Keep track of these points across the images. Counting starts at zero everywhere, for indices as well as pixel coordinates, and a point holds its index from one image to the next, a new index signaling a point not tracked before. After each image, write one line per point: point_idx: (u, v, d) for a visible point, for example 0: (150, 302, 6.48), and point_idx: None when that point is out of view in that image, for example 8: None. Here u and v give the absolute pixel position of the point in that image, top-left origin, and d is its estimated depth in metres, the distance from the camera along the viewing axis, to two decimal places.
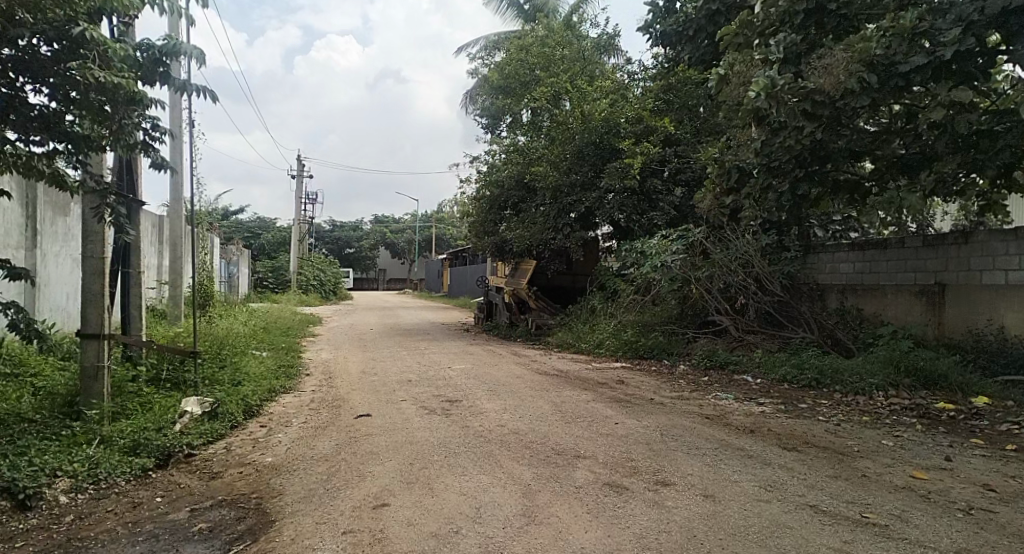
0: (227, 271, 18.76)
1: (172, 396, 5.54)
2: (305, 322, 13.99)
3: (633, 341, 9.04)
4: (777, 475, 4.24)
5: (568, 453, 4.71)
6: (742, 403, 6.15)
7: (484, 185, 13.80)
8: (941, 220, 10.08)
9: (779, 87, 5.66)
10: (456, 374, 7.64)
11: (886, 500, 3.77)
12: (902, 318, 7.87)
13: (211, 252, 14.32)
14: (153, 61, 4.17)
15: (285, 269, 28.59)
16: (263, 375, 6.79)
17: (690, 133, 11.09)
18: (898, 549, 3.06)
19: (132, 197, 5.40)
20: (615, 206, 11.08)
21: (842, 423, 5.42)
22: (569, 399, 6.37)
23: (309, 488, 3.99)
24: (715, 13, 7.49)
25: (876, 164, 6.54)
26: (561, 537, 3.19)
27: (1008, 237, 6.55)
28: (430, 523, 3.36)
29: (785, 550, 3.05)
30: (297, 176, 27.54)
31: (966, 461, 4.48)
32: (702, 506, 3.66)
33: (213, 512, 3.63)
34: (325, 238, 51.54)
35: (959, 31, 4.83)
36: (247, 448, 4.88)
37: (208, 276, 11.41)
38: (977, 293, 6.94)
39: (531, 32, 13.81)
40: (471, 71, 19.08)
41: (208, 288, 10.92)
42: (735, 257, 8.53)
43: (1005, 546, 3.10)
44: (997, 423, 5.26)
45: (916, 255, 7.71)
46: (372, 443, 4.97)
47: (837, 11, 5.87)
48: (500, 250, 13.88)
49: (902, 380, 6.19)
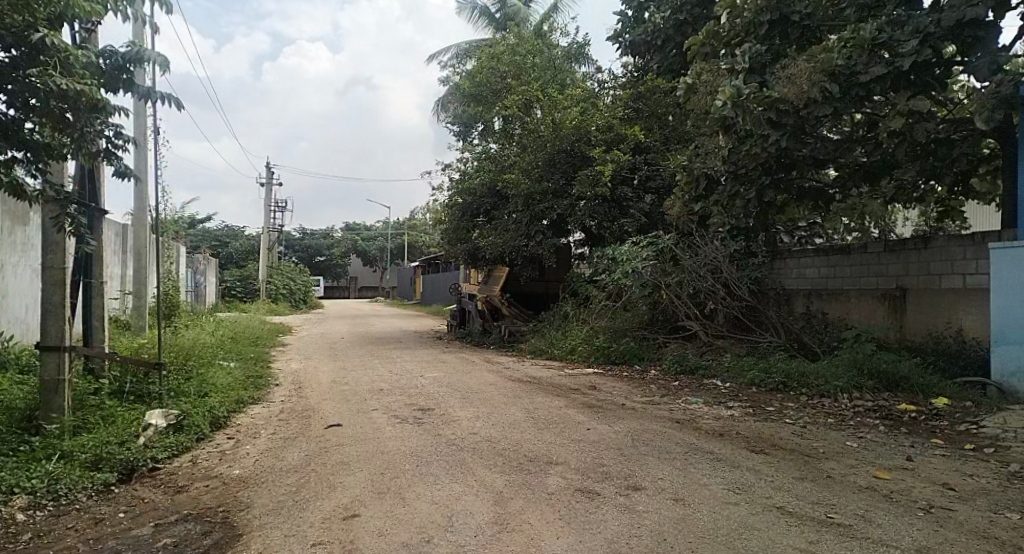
0: (193, 280, 18.38)
1: (135, 408, 5.41)
2: (275, 332, 13.73)
3: (605, 347, 9.12)
4: (745, 478, 4.31)
5: (540, 460, 4.72)
6: (712, 407, 6.22)
7: (456, 192, 13.61)
8: (903, 227, 10.42)
9: (744, 95, 5.80)
10: (428, 383, 7.57)
11: (850, 500, 3.84)
12: (865, 322, 8.03)
13: (175, 261, 13.99)
14: (116, 68, 4.20)
15: (253, 278, 28.03)
16: (230, 386, 6.67)
17: (659, 141, 11.22)
18: (861, 549, 3.12)
19: (95, 207, 5.31)
20: (586, 213, 11.03)
21: (808, 425, 5.53)
22: (541, 406, 6.38)
23: (278, 500, 3.93)
24: (683, 23, 7.65)
25: (838, 172, 6.70)
26: (534, 543, 3.21)
27: (965, 242, 6.75)
28: (402, 534, 3.34)
29: (753, 551, 3.09)
30: (266, 184, 27.15)
31: (927, 460, 4.60)
32: (672, 510, 3.70)
33: (176, 527, 3.56)
34: (299, 246, 50.80)
35: (916, 43, 5.06)
36: (214, 461, 4.80)
37: (174, 286, 11.17)
38: (936, 297, 7.11)
39: (502, 41, 13.78)
40: (442, 79, 19.00)
41: (174, 299, 10.69)
42: (703, 264, 8.68)
43: (964, 543, 3.19)
44: (956, 424, 5.40)
45: (878, 260, 7.94)
46: (343, 453, 4.92)
47: (800, 22, 6.07)
48: (473, 257, 13.71)
49: (866, 382, 6.32)
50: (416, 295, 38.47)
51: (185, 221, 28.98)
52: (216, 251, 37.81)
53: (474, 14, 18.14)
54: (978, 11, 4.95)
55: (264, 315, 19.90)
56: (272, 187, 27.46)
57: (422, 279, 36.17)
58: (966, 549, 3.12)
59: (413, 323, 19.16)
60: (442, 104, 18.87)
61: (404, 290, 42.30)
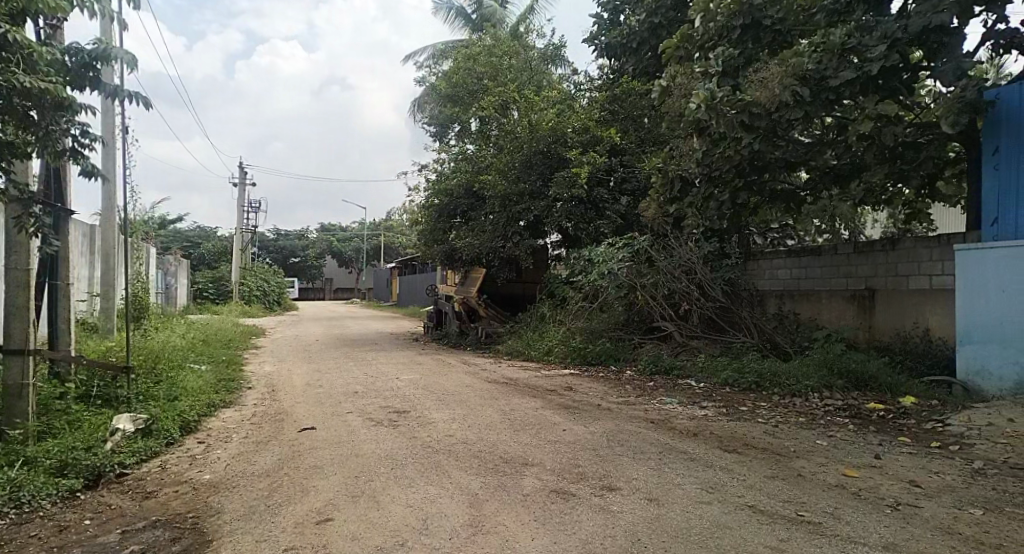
0: (163, 281, 18.03)
1: (102, 413, 5.30)
2: (248, 334, 13.50)
3: (582, 348, 9.17)
4: (718, 477, 4.35)
5: (515, 461, 4.72)
6: (686, 407, 6.28)
7: (432, 193, 13.44)
8: (873, 228, 10.64)
9: (717, 99, 5.85)
10: (403, 385, 7.53)
11: (820, 498, 3.90)
12: (835, 322, 8.17)
13: (145, 262, 13.69)
14: (82, 66, 4.11)
15: (225, 279, 27.57)
16: (200, 390, 6.56)
17: (635, 143, 11.29)
18: (829, 546, 3.17)
19: (60, 206, 5.21)
20: (563, 215, 11.12)
21: (780, 424, 5.61)
22: (517, 407, 6.38)
23: (249, 505, 3.88)
24: (658, 26, 7.71)
25: (809, 175, 6.81)
26: (509, 545, 3.21)
27: (932, 244, 6.90)
28: (375, 537, 3.32)
29: (725, 550, 3.13)
30: (239, 185, 26.76)
31: (894, 459, 4.69)
32: (646, 510, 3.72)
33: (144, 533, 3.49)
34: (274, 247, 50.15)
35: (883, 48, 5.17)
36: (184, 466, 4.73)
37: (143, 289, 10.94)
38: (904, 298, 7.25)
39: (478, 42, 13.76)
40: (418, 79, 18.93)
41: (143, 301, 10.48)
42: (678, 265, 8.74)
43: (929, 539, 3.26)
44: (923, 422, 5.51)
45: (848, 262, 8.08)
46: (316, 457, 4.88)
47: (771, 27, 6.17)
48: (450, 259, 13.65)
49: (836, 381, 6.42)
50: (393, 296, 38.28)
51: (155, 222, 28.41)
52: (187, 252, 37.11)
53: (450, 14, 18.11)
54: (943, 18, 5.12)
55: (236, 317, 19.60)
56: (245, 188, 27.06)
57: (398, 281, 36.00)
58: (932, 545, 3.18)
59: (389, 325, 19.01)
60: (418, 104, 18.77)
61: (380, 291, 42.04)
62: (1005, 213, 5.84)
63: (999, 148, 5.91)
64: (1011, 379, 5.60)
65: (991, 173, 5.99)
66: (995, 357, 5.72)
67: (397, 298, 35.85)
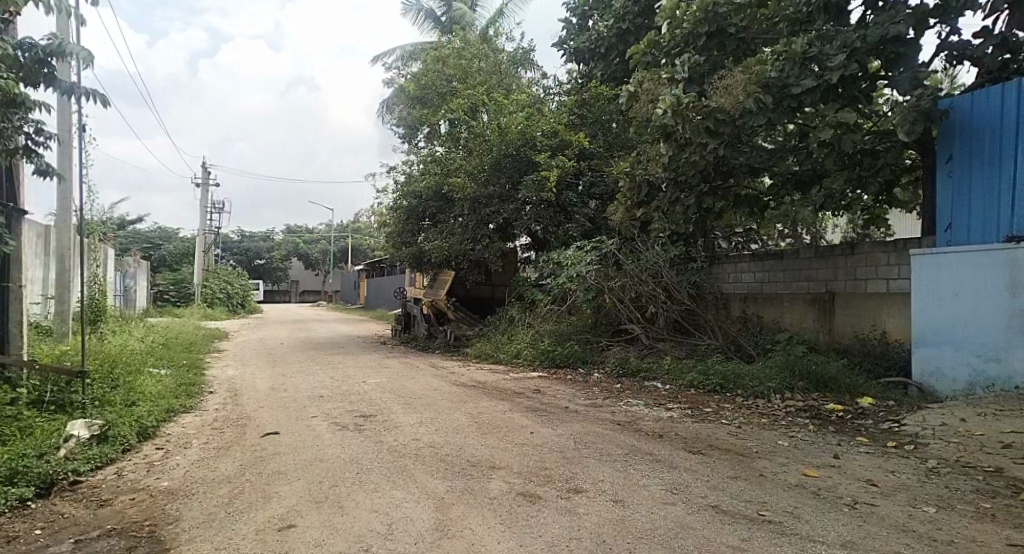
0: (121, 283, 17.56)
1: (55, 419, 5.14)
2: (210, 339, 13.21)
3: (550, 350, 9.21)
4: (682, 478, 4.40)
5: (482, 465, 4.72)
6: (651, 409, 6.35)
7: (400, 195, 13.31)
8: (835, 233, 10.90)
9: (683, 104, 5.90)
10: (370, 389, 7.47)
11: (781, 498, 3.98)
12: (798, 325, 8.35)
13: (104, 263, 13.32)
14: (35, 61, 4.01)
15: (187, 281, 26.95)
16: (159, 395, 6.41)
17: (603, 147, 11.44)
18: (788, 544, 3.24)
19: (12, 206, 5.05)
20: (532, 217, 11.29)
21: (743, 425, 5.70)
22: (485, 410, 6.37)
23: (209, 513, 3.80)
24: (626, 32, 7.79)
25: (772, 181, 6.97)
26: (474, 548, 3.20)
27: (889, 249, 7.09)
28: (339, 543, 3.28)
29: (688, 551, 3.16)
30: (201, 185, 26.23)
31: (853, 458, 4.80)
32: (611, 511, 3.75)
33: (98, 543, 3.40)
34: (240, 248, 49.20)
35: (843, 57, 5.31)
36: (141, 472, 4.62)
37: (100, 292, 10.63)
38: (862, 301, 7.44)
39: (447, 44, 13.74)
40: (386, 81, 18.81)
41: (100, 304, 10.19)
42: (645, 268, 8.84)
43: (884, 537, 3.34)
44: (880, 422, 5.66)
45: (809, 266, 8.26)
46: (279, 463, 4.80)
47: (736, 35, 6.30)
48: (417, 261, 13.54)
49: (798, 382, 6.55)
50: (360, 300, 37.84)
51: (113, 224, 27.61)
52: (147, 254, 36.11)
53: (419, 16, 18.06)
54: (899, 29, 5.30)
55: (197, 320, 19.16)
56: (208, 188, 26.51)
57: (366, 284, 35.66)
58: (888, 543, 3.26)
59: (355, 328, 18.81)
60: (387, 106, 18.61)
61: (348, 295, 41.50)
62: (958, 219, 6.04)
63: (953, 156, 6.12)
64: (964, 379, 5.78)
65: (945, 180, 6.20)
66: (949, 358, 5.91)
67: (365, 302, 35.50)
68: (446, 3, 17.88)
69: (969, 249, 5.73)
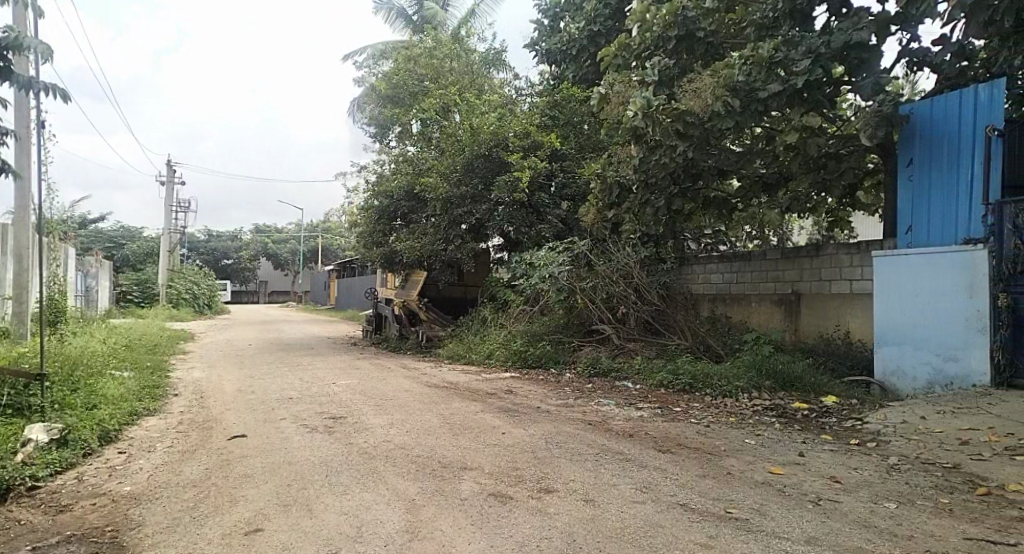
0: (82, 284, 17.07)
1: (13, 423, 4.98)
2: (176, 341, 12.92)
3: (523, 351, 9.23)
4: (652, 477, 4.45)
5: (453, 465, 4.71)
6: (621, 409, 6.41)
7: (372, 195, 13.19)
8: (801, 234, 11.16)
9: (653, 107, 6.02)
10: (340, 390, 7.40)
11: (747, 495, 4.05)
12: (766, 325, 8.51)
13: (64, 263, 12.95)
14: None
15: (152, 282, 26.34)
16: (121, 398, 6.25)
17: (575, 149, 11.53)
18: (754, 540, 3.30)
19: None
20: (504, 219, 11.21)
21: (711, 424, 5.79)
22: (456, 411, 6.36)
23: (174, 517, 3.73)
24: (597, 34, 7.86)
25: (741, 184, 7.09)
26: (444, 550, 3.20)
27: (852, 250, 7.26)
28: (307, 547, 3.24)
29: (656, 549, 3.20)
30: (166, 184, 25.68)
31: (817, 455, 4.90)
32: (582, 511, 3.77)
33: (56, 550, 3.31)
34: (209, 248, 48.23)
35: (808, 62, 5.43)
36: (102, 477, 4.50)
37: (59, 292, 10.34)
38: (827, 302, 7.61)
39: (418, 43, 13.69)
40: (357, 79, 18.66)
41: (59, 305, 9.91)
42: (617, 269, 8.94)
43: (846, 532, 3.42)
44: (844, 420, 5.79)
45: (776, 267, 8.41)
46: (246, 466, 4.73)
47: (705, 39, 6.41)
48: (389, 261, 13.43)
49: (765, 381, 6.67)
50: (331, 301, 37.37)
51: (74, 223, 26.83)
52: (110, 254, 35.15)
53: (390, 15, 17.95)
54: (863, 35, 5.42)
55: (162, 321, 18.75)
56: (174, 187, 25.96)
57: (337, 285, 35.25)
58: (850, 538, 3.33)
59: (325, 330, 18.59)
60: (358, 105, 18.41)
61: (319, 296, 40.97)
62: (918, 222, 6.21)
63: (913, 160, 6.30)
64: (923, 379, 5.95)
65: (906, 184, 6.37)
66: (909, 357, 6.08)
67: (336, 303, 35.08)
68: (418, 3, 17.81)
69: (928, 252, 5.90)
